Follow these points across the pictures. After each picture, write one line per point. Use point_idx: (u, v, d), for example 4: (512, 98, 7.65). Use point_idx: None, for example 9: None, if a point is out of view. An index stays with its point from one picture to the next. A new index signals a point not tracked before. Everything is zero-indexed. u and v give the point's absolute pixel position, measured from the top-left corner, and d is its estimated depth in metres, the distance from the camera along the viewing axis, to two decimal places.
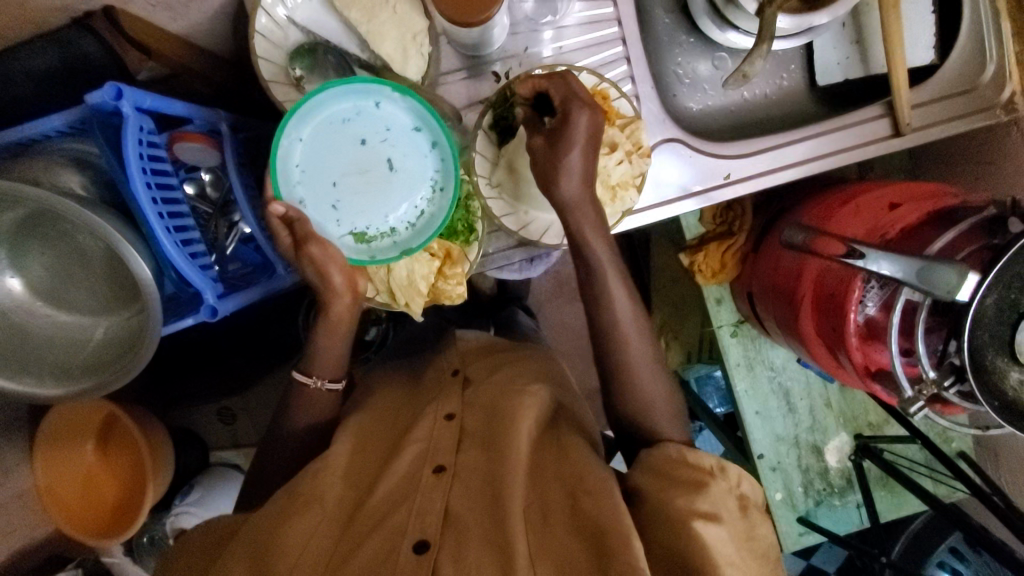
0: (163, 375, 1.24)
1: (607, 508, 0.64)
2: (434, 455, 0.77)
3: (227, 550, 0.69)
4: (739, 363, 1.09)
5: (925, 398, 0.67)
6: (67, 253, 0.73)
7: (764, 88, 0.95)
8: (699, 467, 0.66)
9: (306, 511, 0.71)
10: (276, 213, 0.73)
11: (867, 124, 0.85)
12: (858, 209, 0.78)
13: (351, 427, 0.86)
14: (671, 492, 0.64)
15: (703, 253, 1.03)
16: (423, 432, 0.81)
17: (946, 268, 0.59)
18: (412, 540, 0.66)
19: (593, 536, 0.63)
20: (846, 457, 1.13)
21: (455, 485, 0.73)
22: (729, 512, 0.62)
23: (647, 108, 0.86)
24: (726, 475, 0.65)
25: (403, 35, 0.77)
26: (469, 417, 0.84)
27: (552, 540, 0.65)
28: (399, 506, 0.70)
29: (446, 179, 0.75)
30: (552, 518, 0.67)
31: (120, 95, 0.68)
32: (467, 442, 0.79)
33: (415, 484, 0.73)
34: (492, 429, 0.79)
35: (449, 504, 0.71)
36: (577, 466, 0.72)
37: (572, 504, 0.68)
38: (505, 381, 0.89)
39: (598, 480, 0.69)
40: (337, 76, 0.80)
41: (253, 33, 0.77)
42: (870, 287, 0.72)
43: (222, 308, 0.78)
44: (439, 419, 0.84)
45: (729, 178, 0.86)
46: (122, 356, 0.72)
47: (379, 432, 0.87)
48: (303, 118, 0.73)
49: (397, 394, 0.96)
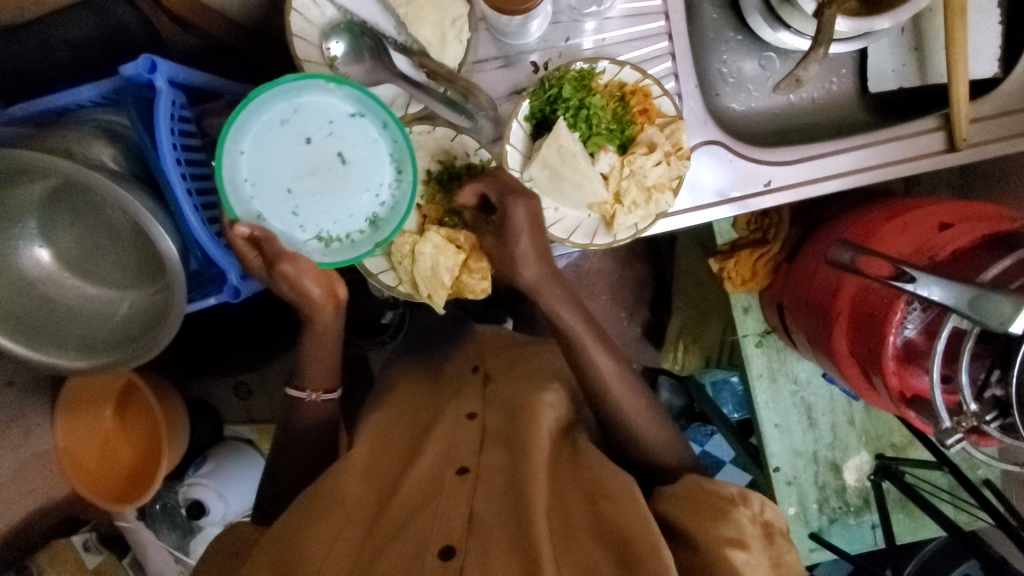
0: (183, 349, 1.25)
1: (633, 518, 0.64)
2: (457, 455, 0.77)
3: (254, 555, 0.69)
4: (762, 374, 1.07)
5: (963, 430, 0.64)
6: (97, 228, 0.73)
7: (812, 92, 0.91)
8: (721, 495, 0.66)
9: (332, 512, 0.71)
10: (240, 234, 0.70)
11: (920, 137, 0.81)
12: (906, 226, 0.75)
13: (371, 428, 0.86)
14: (698, 518, 0.65)
15: (734, 260, 0.98)
16: (445, 432, 0.81)
17: (999, 297, 0.55)
18: (437, 546, 0.65)
19: (618, 540, 0.63)
20: (864, 477, 1.11)
21: (479, 487, 0.72)
22: (753, 541, 0.63)
23: (688, 108, 0.82)
24: (750, 503, 0.66)
25: (442, 18, 0.77)
26: (490, 417, 0.83)
27: (574, 546, 0.64)
28: (423, 508, 0.70)
29: (402, 161, 0.76)
30: (572, 524, 0.67)
31: (154, 68, 0.67)
32: (490, 442, 0.79)
33: (438, 486, 0.73)
34: (513, 429, 0.79)
35: (474, 507, 0.70)
36: (593, 472, 0.73)
37: (593, 509, 0.68)
38: (526, 380, 0.89)
39: (618, 485, 0.69)
40: (372, 59, 0.77)
41: (289, 11, 0.75)
42: (912, 310, 0.69)
43: (246, 289, 0.77)
44: (461, 418, 0.83)
45: (769, 186, 0.83)
46: (144, 332, 0.71)
47: (403, 426, 0.88)
48: (238, 128, 0.71)
49: (415, 387, 0.95)
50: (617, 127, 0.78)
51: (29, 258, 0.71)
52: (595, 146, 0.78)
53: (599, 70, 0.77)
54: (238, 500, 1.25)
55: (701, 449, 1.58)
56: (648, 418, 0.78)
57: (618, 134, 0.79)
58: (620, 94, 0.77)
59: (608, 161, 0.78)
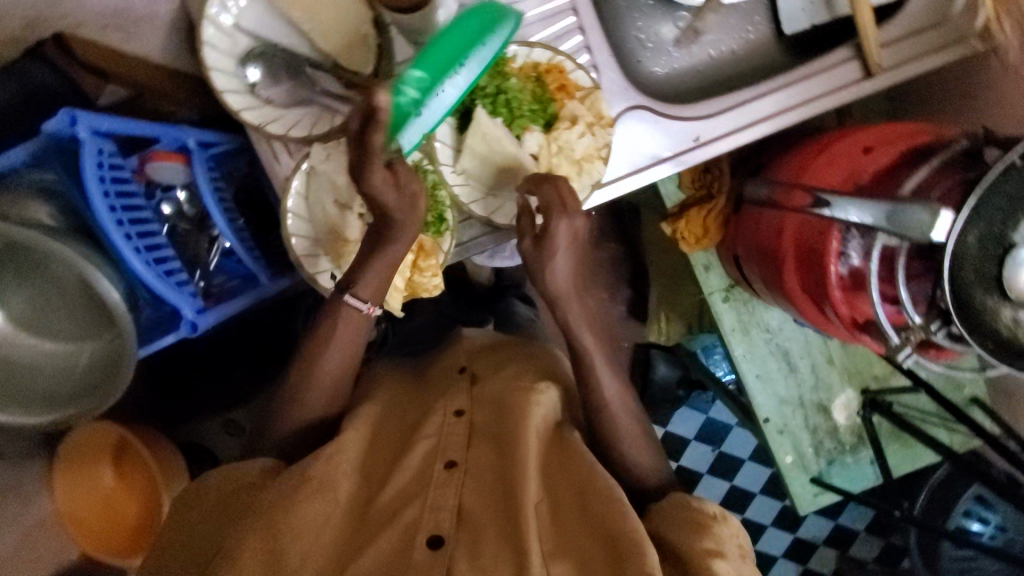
0: (175, 394, 1.26)
1: (620, 520, 0.64)
2: (446, 449, 0.74)
3: (246, 514, 0.66)
4: (734, 329, 1.07)
5: (913, 344, 0.65)
6: (45, 283, 0.73)
7: (730, 43, 0.92)
8: (704, 512, 0.67)
9: (315, 497, 0.67)
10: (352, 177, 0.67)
11: (837, 69, 0.82)
12: (834, 158, 0.75)
13: (364, 416, 0.80)
14: (683, 529, 0.65)
15: (684, 220, 0.99)
16: (432, 428, 0.77)
17: (917, 207, 0.56)
18: (426, 537, 0.65)
19: (608, 536, 0.64)
20: (854, 414, 1.12)
21: (467, 482, 0.71)
22: (731, 551, 0.64)
23: (607, 77, 0.84)
24: (729, 522, 0.67)
25: (349, 32, 0.79)
26: (479, 414, 0.80)
27: (568, 543, 0.66)
28: (411, 502, 0.68)
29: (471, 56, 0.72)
30: (561, 518, 0.68)
31: (75, 121, 0.69)
32: (478, 438, 0.76)
33: (426, 480, 0.71)
34: (501, 424, 0.77)
35: (462, 501, 0.69)
36: (585, 466, 0.71)
37: (582, 505, 0.68)
38: (516, 373, 0.85)
39: (606, 481, 0.69)
40: (289, 79, 0.79)
41: (201, 45, 0.75)
42: (850, 237, 0.70)
43: (203, 322, 0.79)
44: (449, 415, 0.79)
45: (699, 141, 0.84)
46: (105, 379, 0.74)
47: (394, 422, 0.83)
48: None
49: (396, 386, 0.94)
50: (539, 107, 0.80)
51: None
52: (521, 128, 0.80)
53: (511, 54, 0.78)
54: None
55: (705, 416, 1.65)
56: (623, 398, 0.79)
57: (541, 113, 0.80)
58: (535, 74, 0.79)
59: (535, 140, 0.80)
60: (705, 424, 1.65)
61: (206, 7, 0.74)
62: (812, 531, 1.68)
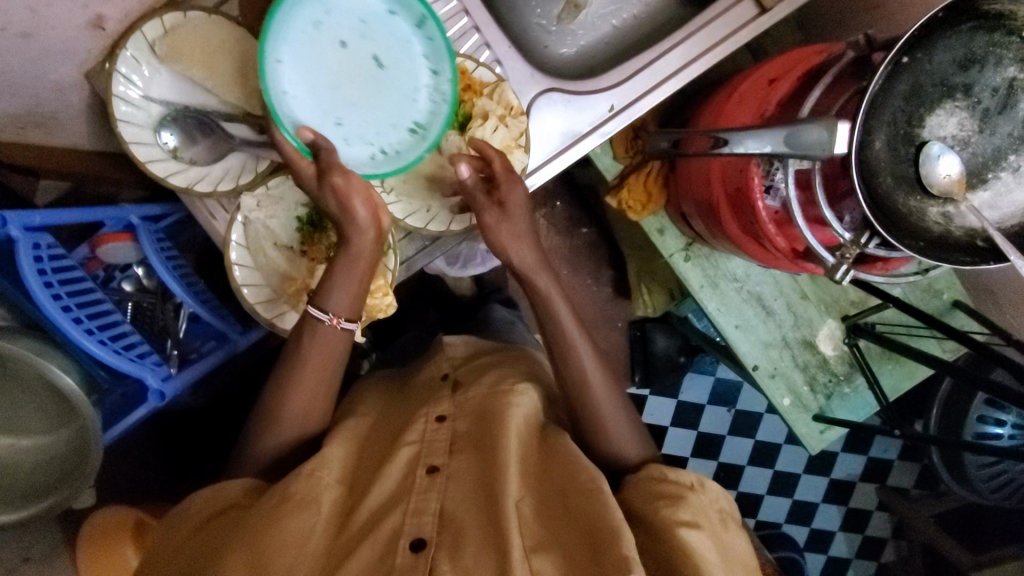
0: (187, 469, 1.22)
1: (601, 510, 0.64)
2: (429, 455, 0.75)
3: (231, 535, 0.65)
4: (702, 285, 1.07)
5: (849, 262, 0.64)
6: (8, 383, 0.75)
7: (630, 10, 0.93)
8: (680, 483, 0.67)
9: (302, 510, 0.67)
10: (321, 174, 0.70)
11: (732, 10, 0.83)
12: (743, 98, 0.76)
13: (347, 432, 0.81)
14: (657, 504, 0.65)
15: (626, 189, 1.00)
16: (415, 433, 0.78)
17: (812, 125, 0.57)
18: (409, 539, 0.66)
19: (588, 524, 0.64)
20: (840, 343, 1.11)
21: (450, 485, 0.71)
22: (708, 522, 0.63)
23: (511, 69, 0.85)
24: (706, 490, 0.66)
25: (250, 77, 0.79)
26: (461, 420, 0.80)
27: (551, 536, 0.65)
28: (394, 506, 0.69)
29: (438, 63, 0.73)
30: (542, 513, 0.68)
31: (5, 221, 0.71)
32: (460, 443, 0.77)
33: (408, 487, 0.71)
34: (482, 429, 0.76)
35: (444, 505, 0.69)
36: (565, 461, 0.71)
37: (563, 496, 0.68)
38: (493, 378, 0.85)
39: (587, 472, 0.68)
40: (204, 135, 0.80)
41: (116, 123, 0.76)
42: (773, 171, 0.72)
43: (170, 388, 0.82)
44: (431, 421, 0.80)
45: (614, 110, 0.85)
46: (78, 464, 0.75)
47: (371, 439, 0.83)
48: (280, 34, 0.68)
49: (378, 398, 0.94)
50: None
51: None
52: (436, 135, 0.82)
53: None
54: None
55: (714, 378, 1.64)
56: (597, 377, 0.79)
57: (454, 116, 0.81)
58: None
59: (453, 143, 0.82)
60: (715, 386, 1.64)
61: (112, 85, 0.76)
62: (846, 469, 1.66)
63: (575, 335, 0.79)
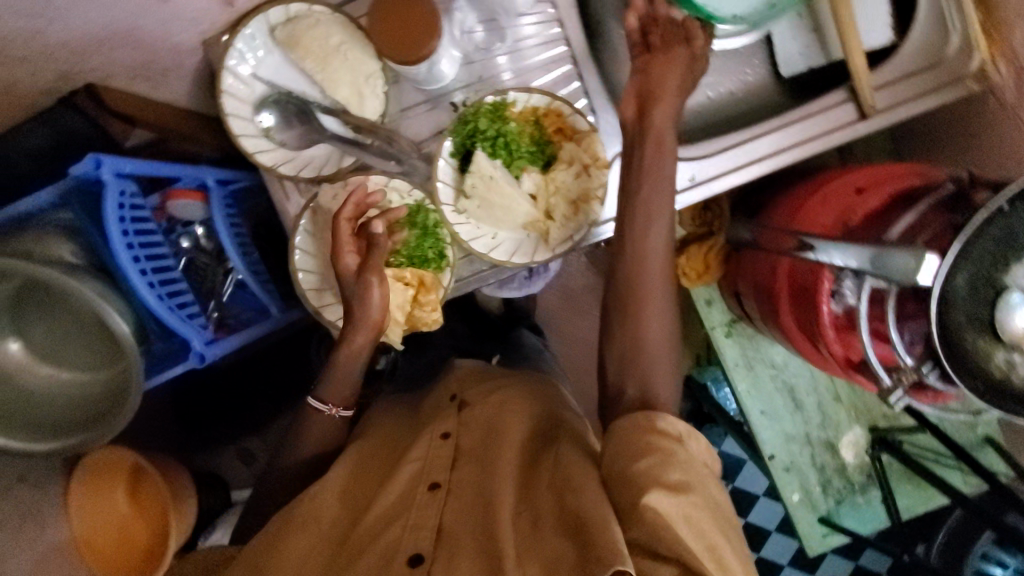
0: (200, 422, 1.33)
1: (589, 501, 0.60)
2: (430, 471, 0.73)
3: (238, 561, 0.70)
4: (738, 364, 1.06)
5: (905, 386, 0.64)
6: (62, 316, 0.78)
7: (728, 85, 0.94)
8: (665, 436, 0.61)
9: (304, 531, 0.70)
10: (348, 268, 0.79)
11: (832, 111, 0.84)
12: (826, 198, 0.77)
13: (351, 453, 0.81)
14: (638, 458, 0.59)
15: (684, 256, 1.01)
16: (420, 450, 0.76)
17: (902, 252, 0.56)
18: (406, 554, 0.64)
19: (577, 532, 0.59)
20: (862, 452, 1.09)
21: (450, 502, 0.69)
22: (694, 481, 0.57)
23: (603, 122, 0.87)
24: (690, 443, 0.62)
25: (356, 77, 0.81)
26: (465, 437, 0.79)
27: (539, 539, 0.62)
28: (393, 521, 0.68)
29: None
30: (541, 524, 0.63)
31: (100, 164, 0.74)
32: (462, 459, 0.75)
33: (409, 501, 0.70)
34: (488, 446, 0.75)
35: (444, 520, 0.67)
36: (568, 469, 0.68)
37: (559, 501, 0.64)
38: (502, 403, 0.83)
39: (585, 474, 0.65)
40: (301, 124, 0.82)
41: (221, 93, 0.80)
42: (844, 277, 0.70)
43: (211, 353, 0.83)
44: (435, 438, 0.79)
45: (694, 181, 0.86)
46: (112, 409, 0.77)
47: (379, 452, 0.82)
48: None
49: (392, 423, 0.91)
50: (538, 148, 0.83)
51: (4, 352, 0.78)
52: (519, 169, 0.82)
53: (511, 99, 0.81)
54: None
55: (718, 449, 1.62)
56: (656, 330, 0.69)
57: (540, 154, 0.83)
58: (534, 118, 0.82)
59: (532, 181, 0.83)
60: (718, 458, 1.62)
61: (225, 58, 0.80)
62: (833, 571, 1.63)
63: (641, 286, 0.70)
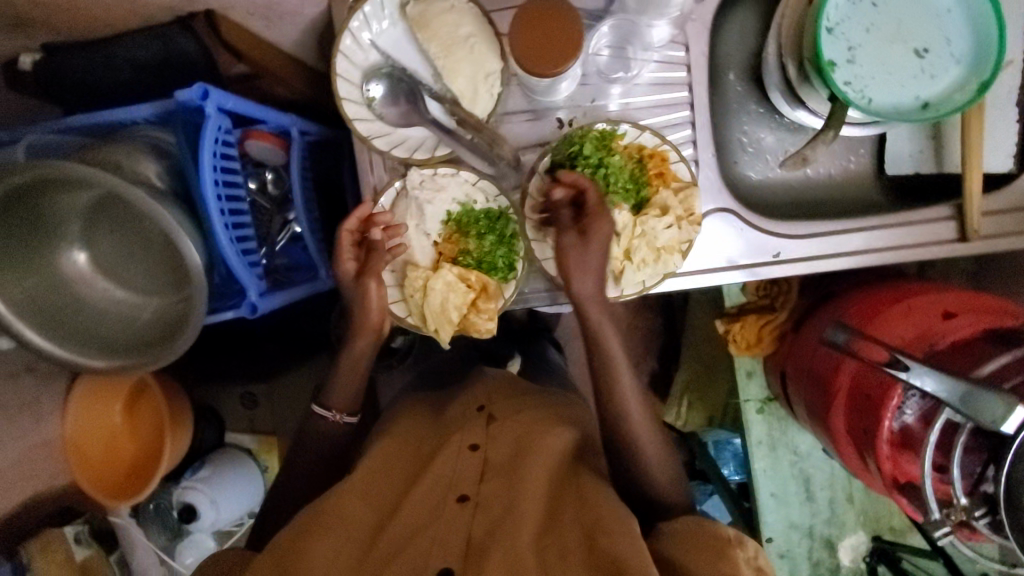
0: (211, 356, 1.31)
1: (629, 552, 0.60)
2: (458, 484, 0.73)
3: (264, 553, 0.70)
4: (760, 442, 1.06)
5: (951, 523, 0.63)
6: (131, 233, 0.83)
7: (829, 168, 0.93)
8: (721, 537, 0.61)
9: (332, 531, 0.69)
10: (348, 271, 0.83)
11: (932, 224, 0.83)
12: (910, 310, 0.75)
13: (375, 454, 0.82)
14: (702, 556, 0.60)
15: (739, 323, 1.01)
16: (448, 460, 0.76)
17: (993, 394, 0.57)
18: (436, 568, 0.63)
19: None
20: (859, 558, 1.08)
21: (477, 516, 0.68)
22: None
23: (703, 175, 0.85)
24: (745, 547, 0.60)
25: (476, 72, 0.79)
26: (494, 450, 0.77)
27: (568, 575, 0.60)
28: (419, 533, 0.67)
29: None
30: (569, 557, 0.63)
31: (206, 95, 0.73)
32: (491, 474, 0.73)
33: (437, 512, 0.70)
34: (518, 462, 0.74)
35: (472, 536, 0.66)
36: (595, 508, 0.68)
37: (591, 544, 0.64)
38: (534, 420, 0.81)
39: (621, 521, 0.64)
40: (407, 103, 0.81)
41: (337, 52, 0.79)
42: (911, 394, 0.69)
43: (263, 305, 0.82)
44: (464, 449, 0.78)
45: (777, 257, 0.85)
46: (164, 336, 0.80)
47: (401, 458, 0.82)
48: None
49: (417, 422, 0.90)
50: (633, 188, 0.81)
51: (69, 259, 0.81)
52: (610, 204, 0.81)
53: (621, 131, 0.81)
54: (229, 509, 1.25)
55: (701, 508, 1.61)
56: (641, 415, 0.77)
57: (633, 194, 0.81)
58: (638, 156, 0.80)
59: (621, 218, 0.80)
60: None
61: (349, 19, 0.79)
62: None
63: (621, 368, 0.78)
